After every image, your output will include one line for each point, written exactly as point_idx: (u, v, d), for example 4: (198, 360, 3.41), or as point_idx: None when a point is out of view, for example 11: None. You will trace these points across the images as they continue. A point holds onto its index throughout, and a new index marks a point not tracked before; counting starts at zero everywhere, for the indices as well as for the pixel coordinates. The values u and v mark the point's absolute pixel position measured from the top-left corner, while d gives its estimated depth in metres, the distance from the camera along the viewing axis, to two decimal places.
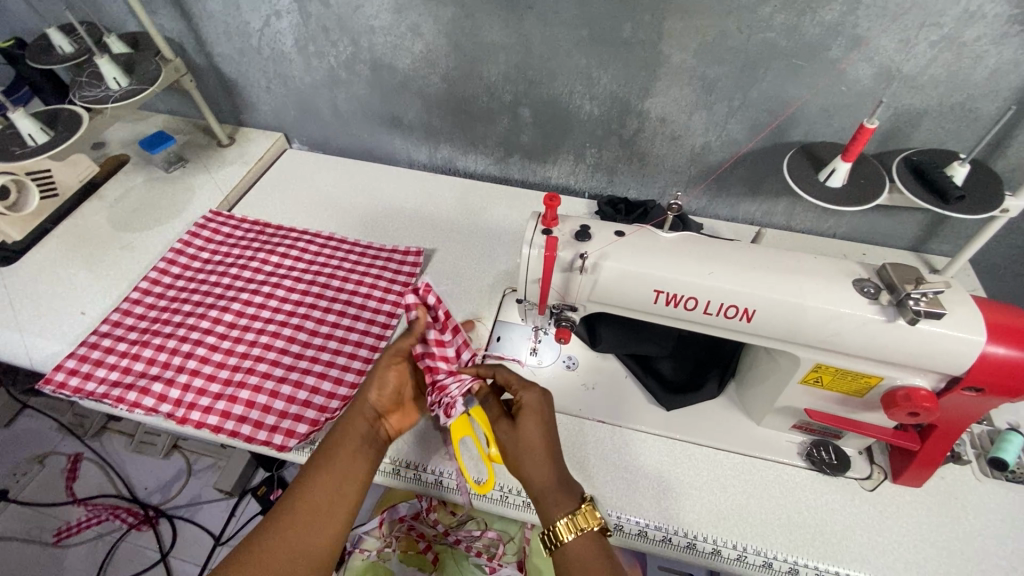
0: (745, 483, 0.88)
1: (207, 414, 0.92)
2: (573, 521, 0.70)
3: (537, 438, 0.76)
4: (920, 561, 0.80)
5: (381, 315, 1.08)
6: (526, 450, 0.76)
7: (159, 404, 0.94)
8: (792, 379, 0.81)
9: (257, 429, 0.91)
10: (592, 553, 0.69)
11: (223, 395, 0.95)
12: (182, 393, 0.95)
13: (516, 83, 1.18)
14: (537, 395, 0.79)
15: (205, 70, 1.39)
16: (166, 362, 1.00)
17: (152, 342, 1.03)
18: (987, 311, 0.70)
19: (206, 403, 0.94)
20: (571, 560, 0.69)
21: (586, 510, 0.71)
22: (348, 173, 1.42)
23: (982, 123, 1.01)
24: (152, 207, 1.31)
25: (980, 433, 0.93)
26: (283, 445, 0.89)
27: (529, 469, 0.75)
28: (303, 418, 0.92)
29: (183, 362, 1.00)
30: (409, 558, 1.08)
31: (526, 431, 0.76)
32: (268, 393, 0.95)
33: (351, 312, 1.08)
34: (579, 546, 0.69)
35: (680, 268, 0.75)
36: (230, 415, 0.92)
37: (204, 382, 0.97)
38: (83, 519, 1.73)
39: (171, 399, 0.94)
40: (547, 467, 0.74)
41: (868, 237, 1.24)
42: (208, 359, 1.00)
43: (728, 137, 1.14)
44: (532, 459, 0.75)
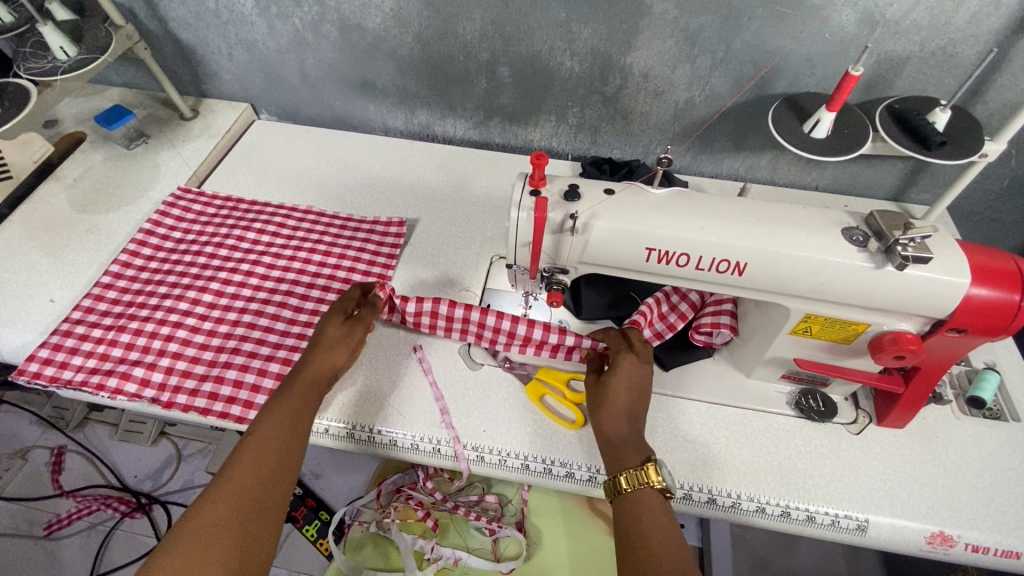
0: (736, 433, 0.90)
1: (194, 397, 0.90)
2: (635, 474, 0.71)
3: (623, 403, 0.78)
4: (904, 497, 0.83)
5: None
6: (609, 407, 0.79)
7: (142, 389, 0.91)
8: (782, 331, 0.83)
9: (247, 409, 0.89)
10: (652, 511, 0.69)
11: (209, 377, 0.92)
12: (166, 377, 0.92)
13: (493, 40, 1.13)
14: (630, 360, 0.81)
15: (160, 38, 1.30)
16: (147, 346, 0.96)
17: (129, 327, 0.99)
18: (971, 254, 0.71)
19: (192, 385, 0.91)
20: (636, 508, 0.69)
21: (650, 468, 0.71)
22: (322, 144, 1.37)
23: (964, 68, 1.00)
24: (115, 186, 1.24)
25: (959, 373, 0.97)
26: None
27: (609, 428, 0.78)
28: None
29: (164, 345, 0.96)
30: (409, 527, 1.08)
31: (612, 392, 0.79)
32: (256, 371, 0.92)
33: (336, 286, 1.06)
34: (645, 499, 0.70)
35: (672, 224, 0.74)
36: (218, 396, 0.90)
37: (187, 365, 0.94)
38: (73, 510, 1.71)
39: (154, 383, 0.92)
40: (621, 424, 0.78)
41: (849, 189, 1.24)
42: (190, 341, 0.97)
43: (712, 91, 1.12)
44: (611, 417, 0.78)
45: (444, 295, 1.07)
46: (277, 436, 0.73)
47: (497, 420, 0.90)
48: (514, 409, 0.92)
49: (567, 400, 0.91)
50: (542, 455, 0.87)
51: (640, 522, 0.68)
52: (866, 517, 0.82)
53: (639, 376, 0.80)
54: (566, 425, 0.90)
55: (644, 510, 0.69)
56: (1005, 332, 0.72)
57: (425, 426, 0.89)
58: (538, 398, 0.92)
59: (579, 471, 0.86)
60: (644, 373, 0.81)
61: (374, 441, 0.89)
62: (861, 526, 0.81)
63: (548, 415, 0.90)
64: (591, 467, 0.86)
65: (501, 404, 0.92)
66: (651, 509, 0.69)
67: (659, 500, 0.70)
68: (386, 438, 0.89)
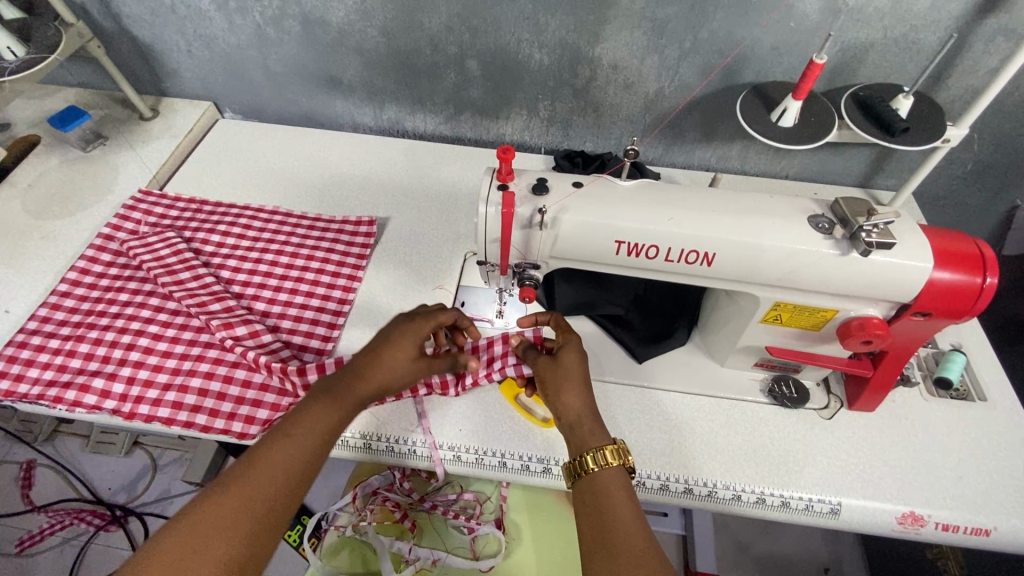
0: (711, 422, 0.90)
1: (157, 407, 0.87)
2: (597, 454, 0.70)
3: (578, 375, 0.79)
4: (875, 479, 0.85)
5: (336, 290, 1.04)
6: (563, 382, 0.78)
7: (102, 400, 0.88)
8: (753, 319, 0.83)
9: (213, 418, 0.87)
10: (616, 496, 0.67)
11: (173, 386, 0.89)
12: (127, 387, 0.89)
13: (460, 33, 1.11)
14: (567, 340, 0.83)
15: (115, 35, 1.25)
16: (107, 355, 0.93)
17: (87, 336, 0.95)
18: (933, 238, 0.73)
19: (154, 395, 0.89)
20: (601, 486, 0.69)
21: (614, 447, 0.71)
22: (289, 142, 1.33)
23: (925, 54, 1.02)
24: (72, 191, 1.19)
25: (926, 356, 0.98)
26: (243, 431, 0.86)
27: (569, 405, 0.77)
28: (262, 403, 0.88)
29: (124, 354, 0.93)
30: (386, 529, 1.07)
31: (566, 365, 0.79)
32: (222, 379, 0.90)
33: (304, 289, 1.04)
34: (608, 481, 0.69)
35: (640, 216, 0.74)
36: (183, 406, 0.88)
37: (150, 374, 0.91)
38: (45, 526, 1.66)
39: (114, 394, 0.88)
40: (582, 396, 0.77)
41: (819, 176, 1.26)
42: (153, 350, 0.94)
43: (681, 82, 1.12)
44: (568, 390, 0.77)
45: (417, 294, 1.05)
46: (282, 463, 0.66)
47: (472, 418, 0.90)
48: (489, 406, 0.91)
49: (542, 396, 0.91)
50: (519, 452, 0.86)
51: (608, 505, 0.66)
52: (838, 500, 0.83)
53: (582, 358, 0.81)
54: (539, 422, 0.89)
55: (606, 493, 0.68)
56: (967, 314, 0.73)
57: (400, 429, 0.88)
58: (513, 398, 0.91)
59: (556, 466, 0.85)
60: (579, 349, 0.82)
61: (347, 445, 0.88)
62: (834, 510, 0.83)
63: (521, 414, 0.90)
64: (567, 462, 0.85)
65: (477, 403, 0.91)
66: (616, 487, 0.68)
67: (622, 479, 0.69)
68: (360, 441, 0.87)
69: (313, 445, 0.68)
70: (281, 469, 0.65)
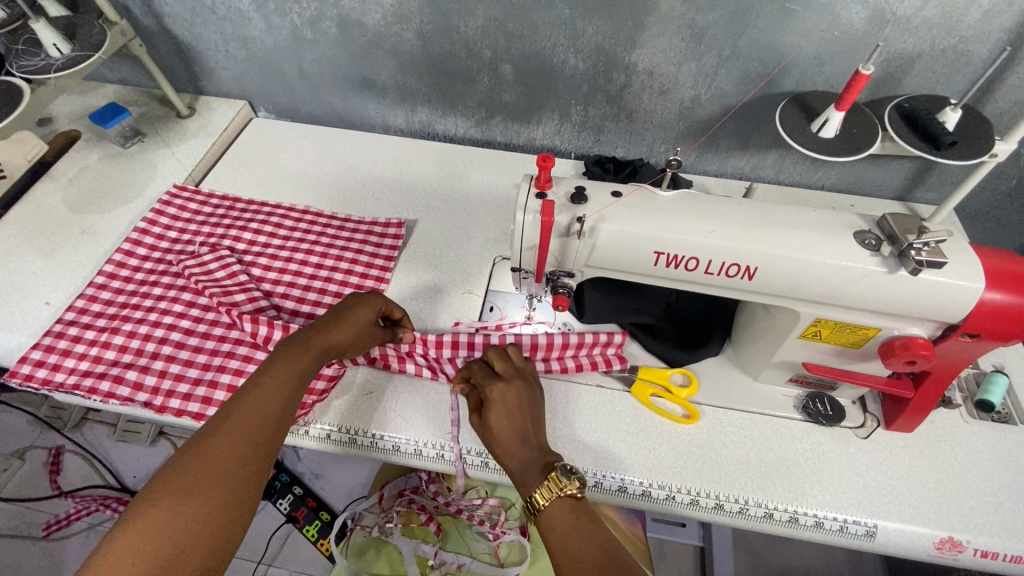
0: (743, 438, 0.89)
1: (187, 402, 0.88)
2: (544, 490, 0.71)
3: (509, 428, 0.78)
4: (913, 502, 0.83)
5: (364, 291, 1.04)
6: (497, 434, 0.79)
7: (135, 392, 0.90)
8: (791, 334, 0.81)
9: None
10: (572, 522, 0.69)
11: (203, 381, 0.91)
12: (159, 380, 0.91)
13: (495, 37, 1.11)
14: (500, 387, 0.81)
15: (156, 34, 1.28)
16: (140, 348, 0.95)
17: (122, 329, 0.97)
18: (985, 258, 0.70)
19: (185, 389, 0.90)
20: (555, 527, 0.69)
21: (553, 478, 0.71)
22: (321, 142, 1.34)
23: (974, 66, 0.99)
24: (111, 186, 1.22)
25: (968, 376, 0.96)
26: None
27: (509, 462, 0.77)
28: None
29: (157, 348, 0.95)
30: (411, 531, 1.07)
31: (495, 420, 0.79)
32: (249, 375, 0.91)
33: (333, 289, 1.04)
34: (559, 512, 0.70)
35: (680, 227, 0.73)
36: (212, 400, 0.89)
37: (181, 368, 0.92)
38: (71, 511, 1.71)
39: (147, 387, 0.90)
40: (517, 447, 0.77)
41: (855, 188, 1.23)
42: (184, 344, 0.95)
43: (718, 90, 1.11)
44: (504, 445, 0.78)
45: (447, 298, 1.05)
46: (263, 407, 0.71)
47: None
48: None
49: (673, 395, 0.92)
50: None
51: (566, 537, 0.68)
52: (874, 522, 0.81)
53: (516, 398, 0.80)
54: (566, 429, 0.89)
55: (560, 527, 0.69)
56: (1019, 337, 0.71)
57: (429, 431, 0.88)
58: (648, 397, 0.92)
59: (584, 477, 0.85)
60: (518, 395, 0.81)
61: (377, 446, 0.88)
62: (870, 532, 0.81)
63: (660, 413, 0.91)
64: (596, 472, 0.85)
65: None
66: (571, 518, 0.69)
67: (571, 504, 0.70)
68: (391, 445, 0.88)
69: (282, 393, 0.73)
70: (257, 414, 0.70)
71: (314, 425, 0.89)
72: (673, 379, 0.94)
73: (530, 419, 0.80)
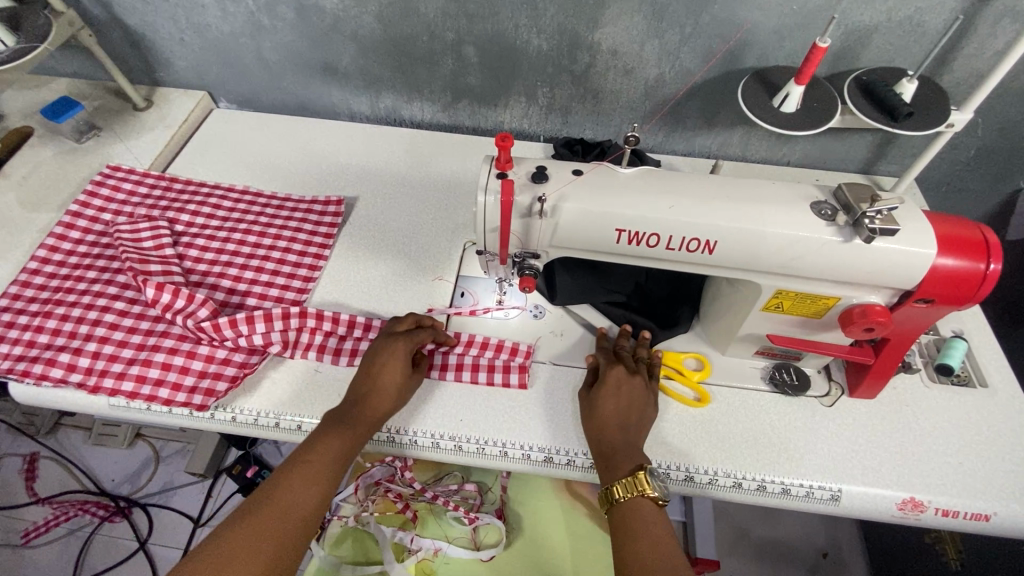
0: (713, 411, 0.90)
1: (122, 381, 0.87)
2: (629, 483, 0.74)
3: (614, 415, 0.82)
4: (876, 466, 0.85)
5: (301, 270, 1.04)
6: (602, 415, 0.82)
7: (68, 374, 0.88)
8: (754, 307, 0.83)
9: (176, 391, 0.87)
10: (644, 518, 0.72)
11: (137, 360, 0.89)
12: (93, 362, 0.89)
13: (457, 18, 1.10)
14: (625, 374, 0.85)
15: (106, 24, 1.23)
16: (73, 331, 0.92)
17: (55, 312, 0.94)
18: (937, 224, 0.72)
19: (120, 369, 0.88)
20: (629, 517, 0.73)
21: (642, 477, 0.74)
22: (285, 131, 1.32)
23: (930, 37, 1.00)
24: (67, 183, 1.18)
25: (928, 342, 0.98)
26: (203, 404, 0.86)
27: (603, 444, 0.80)
28: (223, 375, 0.89)
29: (90, 330, 0.92)
30: (387, 519, 1.07)
31: (603, 399, 0.83)
32: (185, 354, 0.90)
33: (270, 267, 1.03)
34: (640, 507, 0.73)
35: (640, 204, 0.73)
36: (147, 379, 0.88)
37: (115, 349, 0.90)
38: (50, 517, 1.68)
39: (81, 368, 0.88)
40: (618, 435, 0.80)
41: (820, 162, 1.24)
42: (118, 325, 0.93)
43: (682, 68, 1.11)
44: (599, 428, 0.82)
45: (417, 285, 1.04)
46: (305, 501, 0.72)
47: (473, 408, 0.89)
48: (484, 395, 0.91)
49: (684, 379, 0.92)
50: (520, 442, 0.86)
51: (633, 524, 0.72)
52: (839, 486, 0.83)
53: (630, 387, 0.84)
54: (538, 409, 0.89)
55: (637, 518, 0.72)
56: (971, 301, 0.73)
57: (399, 418, 0.88)
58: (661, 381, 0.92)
59: (557, 455, 0.85)
60: (636, 387, 0.84)
61: None
62: (835, 496, 0.83)
63: (670, 396, 0.91)
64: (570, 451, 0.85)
65: (480, 394, 0.91)
66: (646, 517, 0.72)
67: (651, 506, 0.74)
68: None
69: (328, 471, 0.75)
70: (294, 501, 0.71)
71: (285, 416, 0.88)
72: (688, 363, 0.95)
73: (637, 414, 0.82)
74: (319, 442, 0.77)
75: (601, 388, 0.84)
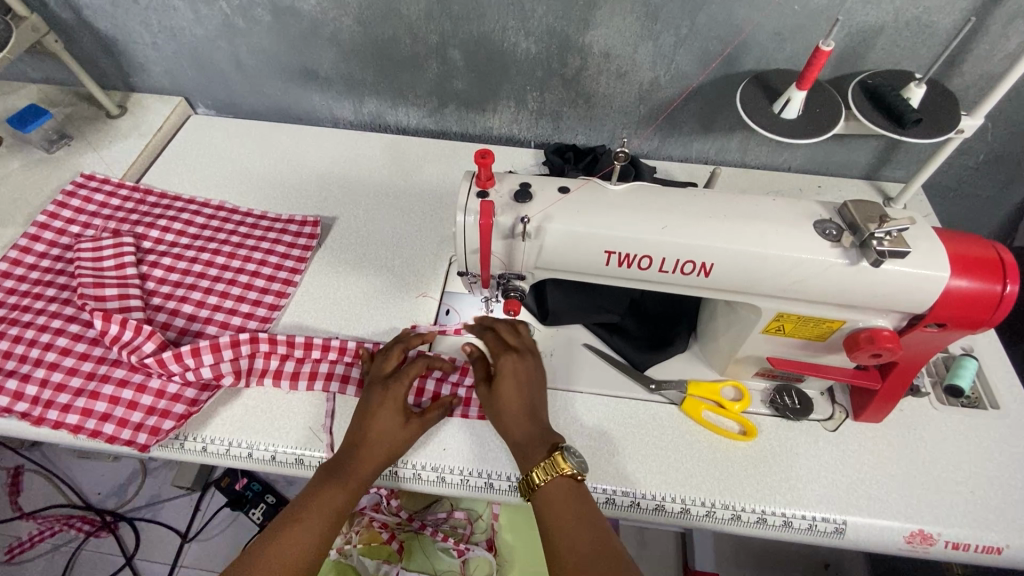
0: (710, 436, 0.85)
1: (66, 413, 0.83)
2: (546, 467, 0.71)
3: (519, 402, 0.78)
4: (883, 495, 0.80)
5: (268, 296, 0.98)
6: (506, 408, 0.78)
7: (13, 403, 0.83)
8: (754, 330, 0.78)
9: (120, 428, 0.82)
10: (567, 500, 0.69)
11: (85, 391, 0.84)
12: (40, 390, 0.84)
13: (440, 20, 1.04)
14: (519, 360, 0.82)
15: (76, 27, 1.18)
16: (24, 354, 0.88)
17: (8, 332, 0.90)
18: (949, 243, 0.67)
19: (66, 399, 0.84)
20: (549, 502, 0.70)
21: (558, 457, 0.71)
22: (265, 139, 1.26)
23: (939, 38, 0.95)
24: (35, 195, 1.13)
25: (936, 361, 0.93)
26: (147, 444, 0.82)
27: (515, 434, 0.77)
28: (171, 413, 0.84)
29: (41, 354, 0.88)
30: (372, 551, 1.03)
31: (505, 391, 0.79)
32: (135, 387, 0.85)
33: (235, 292, 0.98)
34: (556, 489, 0.70)
35: (631, 224, 0.68)
36: (93, 413, 0.83)
37: (63, 377, 0.86)
38: (36, 532, 1.63)
39: (27, 396, 0.84)
40: (527, 425, 0.77)
41: (823, 168, 1.19)
42: (71, 350, 0.88)
43: (677, 71, 1.05)
44: (510, 417, 0.78)
45: (400, 301, 1.00)
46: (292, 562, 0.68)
47: (456, 436, 0.84)
48: (469, 422, 0.86)
49: (727, 411, 0.87)
50: (507, 473, 0.81)
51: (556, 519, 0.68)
52: (844, 518, 0.78)
53: (527, 371, 0.81)
54: None
55: (556, 503, 0.69)
56: (986, 325, 0.68)
57: None
58: (699, 415, 0.86)
59: None
60: (529, 369, 0.82)
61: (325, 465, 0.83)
62: (839, 529, 0.78)
63: (714, 431, 0.85)
64: None
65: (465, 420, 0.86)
66: (565, 498, 0.69)
67: (569, 486, 0.70)
68: None
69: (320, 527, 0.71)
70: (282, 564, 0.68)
71: (258, 446, 0.84)
72: (725, 394, 0.89)
73: (536, 394, 0.80)
74: (311, 494, 0.74)
75: (499, 378, 0.80)
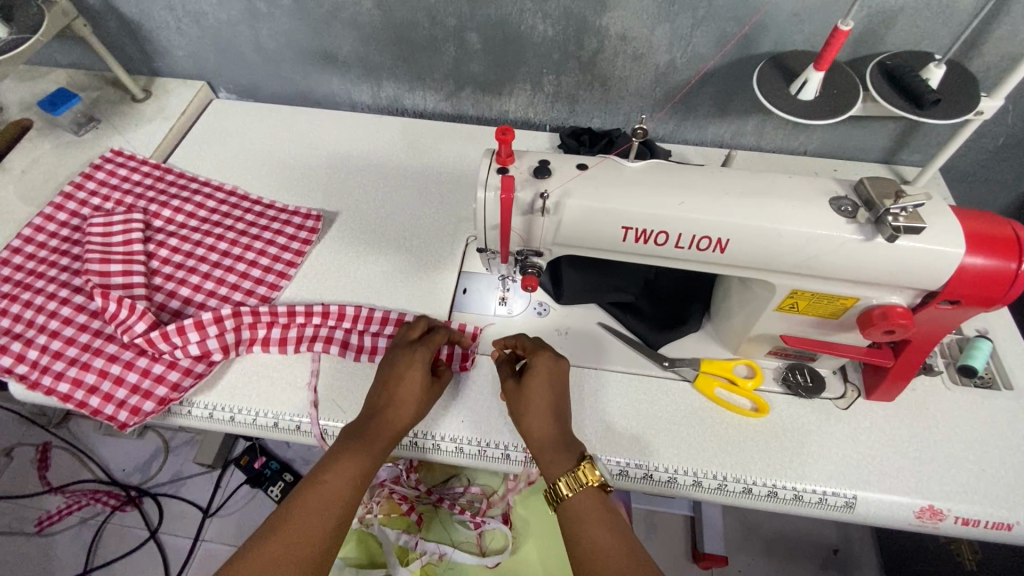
0: (722, 413, 0.87)
1: (59, 381, 0.86)
2: (573, 476, 0.71)
3: (545, 400, 0.77)
4: (893, 472, 0.82)
5: (262, 288, 0.99)
6: (533, 403, 0.77)
7: (15, 364, 0.87)
8: (768, 307, 0.79)
9: (105, 402, 0.85)
10: (593, 510, 0.70)
11: (78, 361, 0.88)
12: (39, 355, 0.88)
13: (459, 4, 1.05)
14: (551, 361, 0.80)
15: (102, 12, 1.21)
16: (31, 319, 0.92)
17: (21, 297, 0.95)
18: (966, 221, 0.67)
19: (60, 367, 0.87)
20: (577, 512, 0.70)
21: (586, 466, 0.72)
22: (285, 122, 1.29)
23: (960, 19, 0.94)
24: (65, 176, 1.16)
25: (951, 342, 0.94)
26: (126, 422, 0.84)
27: (537, 433, 0.76)
28: (152, 395, 0.86)
29: (46, 321, 0.92)
30: (392, 521, 1.07)
31: (532, 390, 0.78)
32: (123, 364, 0.88)
33: (231, 280, 0.99)
34: (581, 500, 0.71)
35: (648, 200, 0.69)
36: (82, 383, 0.86)
37: (62, 345, 0.89)
38: (62, 506, 1.70)
39: (27, 359, 0.88)
40: (548, 425, 0.76)
41: (839, 152, 1.19)
42: (73, 320, 0.92)
43: (694, 53, 1.06)
44: (535, 413, 0.77)
45: (418, 280, 1.02)
46: (322, 521, 0.68)
47: (474, 409, 0.87)
48: (482, 394, 0.88)
49: (740, 389, 0.88)
50: (524, 445, 0.84)
51: (586, 526, 0.69)
52: (854, 493, 0.80)
53: (559, 375, 0.80)
54: None
55: (584, 513, 0.70)
56: (1001, 303, 0.68)
57: None
58: (712, 391, 0.88)
59: None
60: (562, 371, 0.81)
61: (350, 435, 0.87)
62: (849, 503, 0.80)
63: (728, 408, 0.87)
64: None
65: (483, 394, 0.88)
66: (596, 508, 0.70)
67: (596, 497, 0.71)
68: None
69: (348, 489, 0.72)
70: (314, 525, 0.68)
71: (284, 417, 0.88)
72: (738, 372, 0.91)
73: (560, 396, 0.79)
74: (337, 457, 0.74)
75: (528, 377, 0.79)
